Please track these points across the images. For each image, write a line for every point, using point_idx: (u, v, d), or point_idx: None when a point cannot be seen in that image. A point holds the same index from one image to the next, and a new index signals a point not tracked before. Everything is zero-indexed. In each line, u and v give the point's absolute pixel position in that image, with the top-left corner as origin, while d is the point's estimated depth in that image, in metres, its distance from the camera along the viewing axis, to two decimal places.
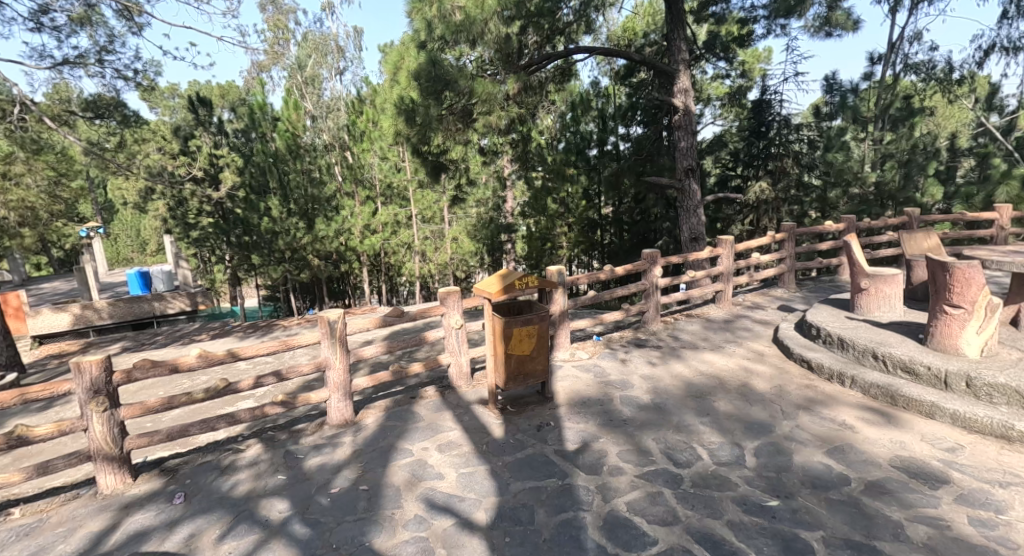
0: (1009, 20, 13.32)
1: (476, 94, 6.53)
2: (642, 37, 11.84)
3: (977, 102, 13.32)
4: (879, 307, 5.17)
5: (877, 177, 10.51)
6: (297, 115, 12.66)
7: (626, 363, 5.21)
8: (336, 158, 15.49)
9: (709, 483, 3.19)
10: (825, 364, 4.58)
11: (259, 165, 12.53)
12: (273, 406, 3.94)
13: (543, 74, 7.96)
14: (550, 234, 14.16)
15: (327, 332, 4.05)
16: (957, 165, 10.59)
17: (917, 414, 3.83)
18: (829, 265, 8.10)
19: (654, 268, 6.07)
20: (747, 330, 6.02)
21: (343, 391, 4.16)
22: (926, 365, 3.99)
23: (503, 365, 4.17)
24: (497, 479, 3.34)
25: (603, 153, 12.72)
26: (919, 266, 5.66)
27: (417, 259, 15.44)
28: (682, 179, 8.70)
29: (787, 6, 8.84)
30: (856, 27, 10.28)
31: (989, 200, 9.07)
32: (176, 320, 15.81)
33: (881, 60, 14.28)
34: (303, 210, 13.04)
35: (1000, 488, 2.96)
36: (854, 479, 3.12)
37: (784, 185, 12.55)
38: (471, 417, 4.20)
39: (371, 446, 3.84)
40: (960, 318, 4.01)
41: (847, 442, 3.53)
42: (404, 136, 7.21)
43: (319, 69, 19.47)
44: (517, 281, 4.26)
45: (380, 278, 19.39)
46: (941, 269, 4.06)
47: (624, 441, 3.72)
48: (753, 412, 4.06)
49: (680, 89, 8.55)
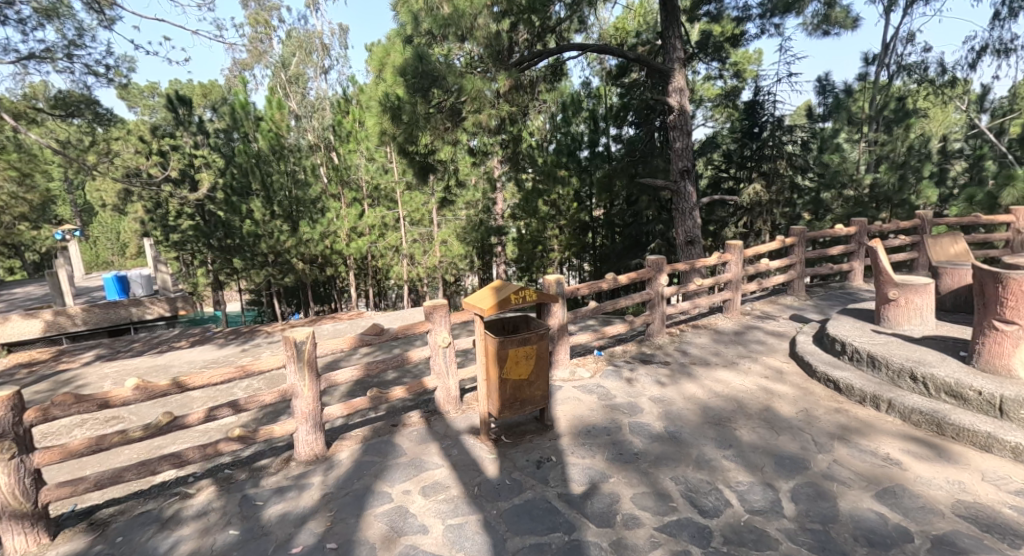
0: (1002, 21, 13.11)
1: (465, 92, 5.97)
2: (635, 37, 11.35)
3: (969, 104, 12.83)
4: (909, 319, 4.73)
5: (871, 179, 10.23)
6: (281, 115, 11.90)
7: (633, 383, 4.67)
8: (320, 158, 15.02)
9: (744, 538, 2.68)
10: (855, 385, 4.10)
11: (240, 166, 11.72)
12: (228, 443, 3.35)
13: (535, 72, 7.45)
14: (541, 236, 13.52)
15: (293, 354, 3.46)
16: (950, 167, 10.28)
17: (969, 446, 3.37)
18: (841, 270, 7.62)
19: (659, 276, 5.58)
20: (761, 343, 5.54)
21: (312, 422, 3.59)
22: (976, 389, 3.53)
23: (497, 392, 3.63)
24: (492, 533, 2.80)
25: (594, 154, 12.33)
26: (948, 274, 5.24)
27: (405, 262, 14.58)
28: (677, 181, 8.21)
29: (786, 3, 8.31)
30: (855, 24, 9.85)
31: (993, 200, 8.32)
32: (155, 325, 15.09)
33: (874, 61, 14.03)
34: (287, 212, 12.39)
35: None
36: (917, 533, 2.65)
37: (777, 187, 12.10)
38: (461, 450, 3.65)
39: (344, 488, 3.27)
40: (1014, 335, 3.57)
41: (898, 482, 3.06)
42: (388, 135, 6.44)
43: (304, 67, 18.78)
44: (513, 295, 3.71)
45: (367, 282, 18.77)
46: (992, 280, 3.60)
47: (638, 481, 3.20)
48: (782, 442, 3.57)
49: (676, 88, 8.01)
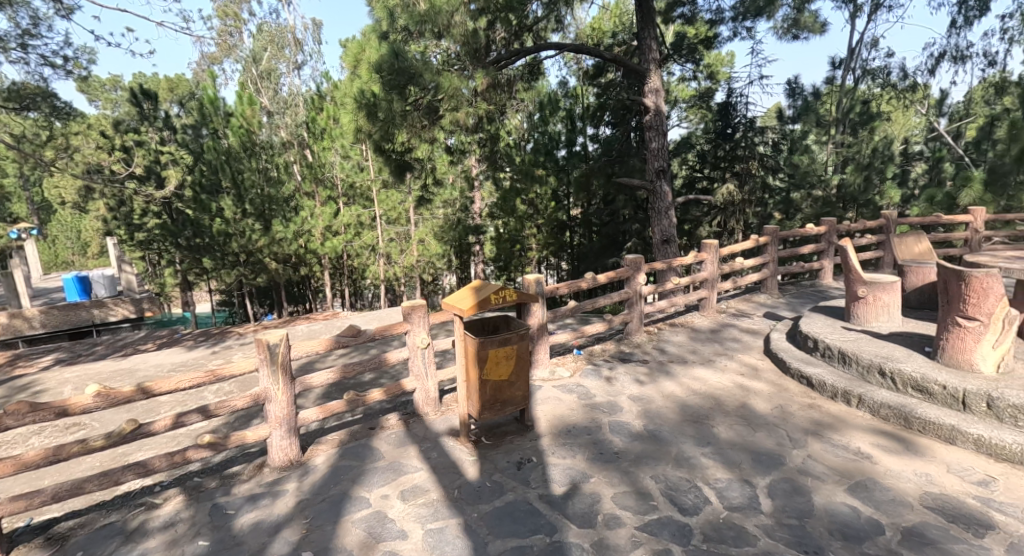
0: (958, 30, 13.64)
1: (442, 90, 5.90)
2: (611, 37, 11.37)
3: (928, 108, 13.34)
4: (877, 316, 4.85)
5: (839, 180, 10.49)
6: (253, 111, 11.62)
7: (612, 382, 4.68)
8: (293, 156, 14.72)
9: (723, 535, 2.70)
10: (827, 381, 4.18)
11: (209, 163, 11.36)
12: (197, 451, 3.23)
13: (512, 71, 7.39)
14: (519, 235, 13.55)
15: (265, 357, 3.34)
16: (911, 169, 10.84)
17: (935, 439, 3.47)
18: (812, 269, 7.79)
19: (637, 275, 5.61)
20: (736, 341, 5.62)
21: (287, 427, 3.49)
22: (941, 383, 3.64)
23: (477, 393, 3.60)
24: (473, 536, 2.77)
25: (571, 154, 12.40)
26: (913, 272, 5.39)
27: (381, 262, 14.37)
28: (654, 180, 8.27)
29: (757, 7, 8.44)
30: (823, 29, 10.05)
31: (951, 201, 8.69)
32: (119, 328, 14.60)
33: (841, 65, 14.42)
34: (259, 211, 12.09)
35: None
36: (888, 526, 2.71)
37: (750, 188, 12.33)
38: (440, 453, 3.60)
39: (321, 494, 3.19)
40: (976, 332, 3.68)
41: (869, 476, 3.13)
42: (363, 133, 6.32)
43: (277, 63, 18.00)
44: (493, 295, 3.67)
45: (342, 282, 18.48)
46: (955, 278, 3.71)
47: (618, 481, 3.21)
48: (758, 439, 3.62)
49: (652, 89, 8.08)
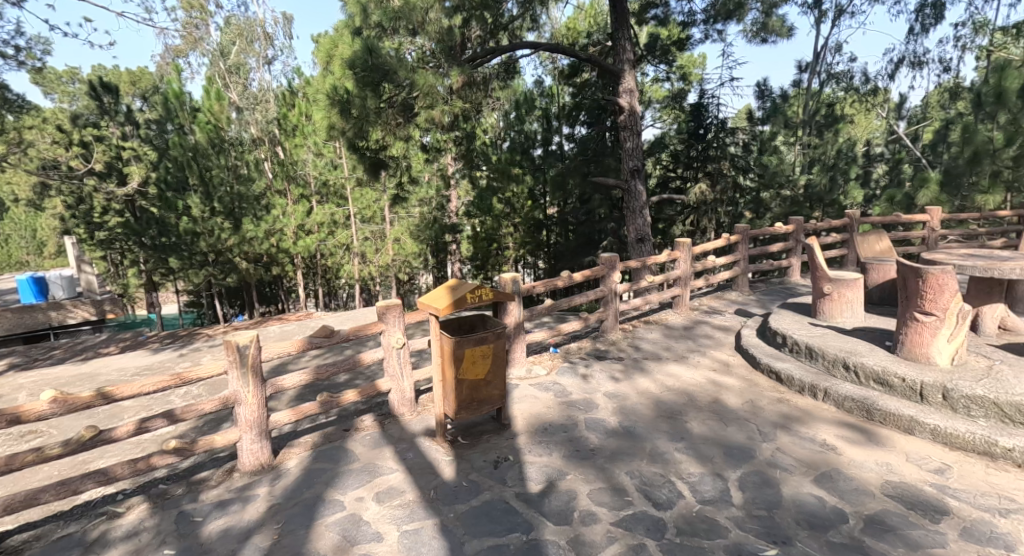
0: (916, 37, 14.15)
1: (416, 87, 5.84)
2: (586, 37, 11.43)
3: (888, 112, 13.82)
4: (841, 312, 5.00)
5: (806, 180, 10.80)
6: (220, 106, 11.42)
7: (588, 380, 4.72)
8: (264, 153, 14.44)
9: (696, 529, 2.75)
10: (795, 376, 4.29)
11: (175, 159, 11.06)
12: (162, 457, 3.13)
13: (488, 70, 7.36)
14: (496, 234, 13.78)
15: (235, 359, 3.26)
16: (873, 169, 11.26)
17: (895, 429, 3.59)
18: (781, 266, 7.98)
19: (612, 273, 5.66)
20: (708, 337, 5.72)
21: (257, 430, 3.42)
22: (902, 376, 3.76)
23: (453, 392, 3.58)
24: (449, 536, 2.75)
25: (547, 153, 12.41)
26: (875, 269, 5.57)
27: (356, 261, 14.20)
28: (628, 180, 8.36)
29: (728, 10, 8.60)
30: (790, 33, 10.26)
31: (910, 201, 9.01)
32: (79, 331, 14.10)
33: (807, 68, 14.80)
34: (228, 209, 11.83)
35: (1000, 517, 2.73)
36: (852, 514, 2.79)
37: (722, 187, 12.50)
38: (416, 453, 3.57)
39: (293, 498, 3.13)
40: (932, 326, 3.82)
41: (834, 467, 3.22)
42: (336, 130, 6.17)
43: (245, 57, 17.79)
44: (469, 294, 3.65)
45: (316, 281, 18.21)
46: (913, 275, 3.85)
47: (594, 477, 3.23)
48: (730, 433, 3.69)
49: (626, 89, 8.15)
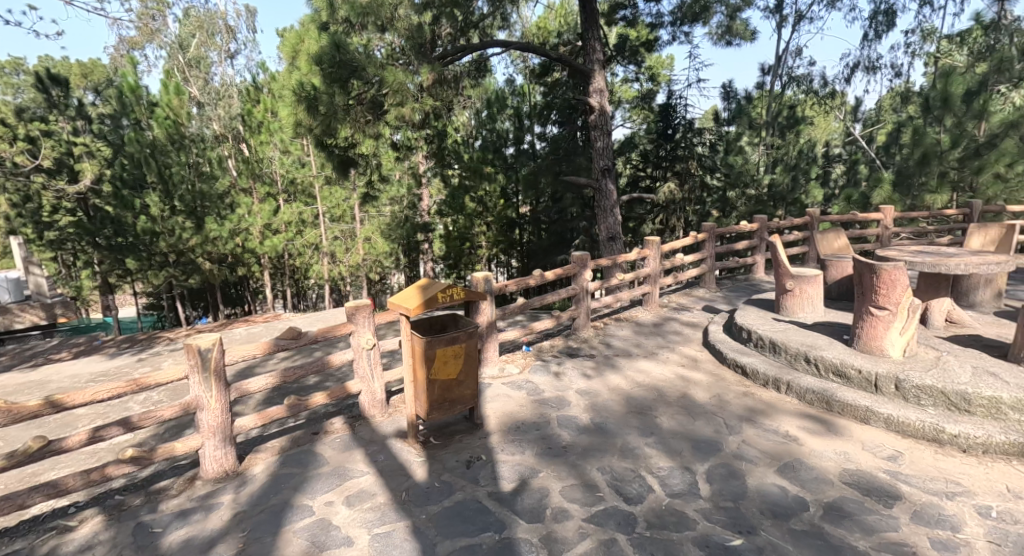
0: (870, 42, 14.72)
1: (385, 84, 5.77)
2: (557, 37, 11.47)
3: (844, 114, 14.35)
4: (802, 308, 5.16)
5: (770, 180, 11.13)
6: (179, 101, 10.93)
7: (560, 377, 4.75)
8: (228, 151, 14.06)
9: (665, 522, 2.80)
10: (759, 369, 4.41)
11: (132, 156, 10.61)
12: (118, 466, 3.01)
13: (458, 67, 7.30)
14: (468, 233, 13.73)
15: (197, 363, 3.16)
16: (831, 170, 11.63)
17: (853, 419, 3.73)
18: (746, 264, 8.18)
19: (584, 272, 5.71)
20: (677, 334, 5.83)
21: (221, 436, 3.32)
22: (858, 368, 3.90)
23: (424, 392, 3.55)
24: (420, 538, 2.73)
25: (520, 152, 12.38)
26: (835, 266, 5.76)
27: (325, 261, 13.97)
28: (599, 179, 8.44)
29: (694, 13, 8.76)
30: (754, 36, 10.50)
31: (865, 200, 9.34)
32: (29, 336, 13.46)
33: (769, 71, 15.21)
34: (190, 208, 11.45)
35: (948, 500, 2.86)
36: (812, 502, 2.88)
37: (689, 186, 12.80)
38: (388, 455, 3.53)
39: (259, 505, 3.06)
40: (885, 320, 3.97)
41: (796, 457, 3.32)
42: (303, 127, 6.02)
43: (206, 51, 17.40)
44: (440, 293, 3.62)
45: (284, 281, 17.83)
46: (868, 271, 4.00)
47: (566, 474, 3.25)
48: (698, 427, 3.76)
49: (596, 88, 8.21)
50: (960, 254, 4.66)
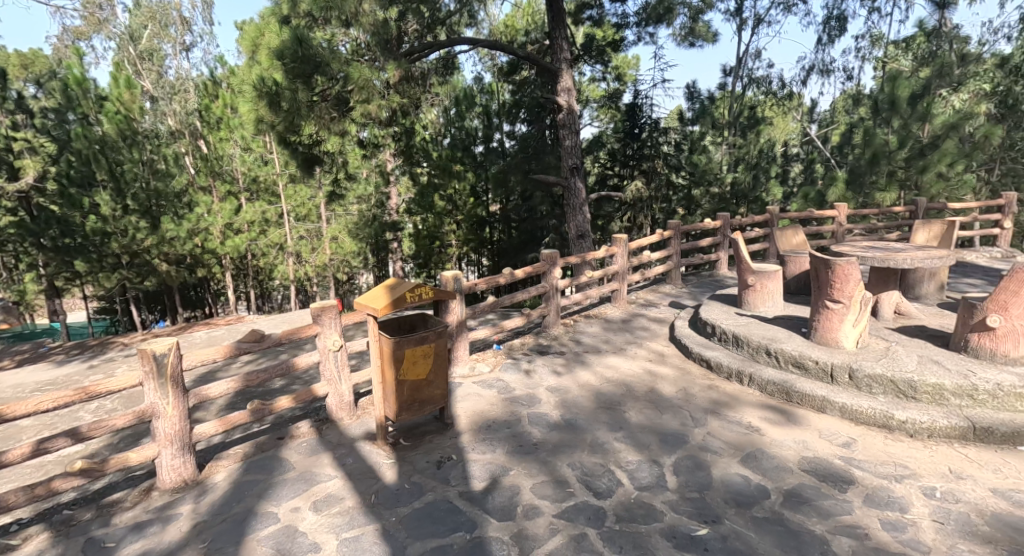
0: (825, 46, 15.26)
1: (351, 80, 5.67)
2: (524, 35, 11.48)
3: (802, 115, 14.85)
4: (764, 302, 5.31)
5: (732, 178, 11.42)
6: (131, 94, 10.53)
7: (531, 375, 4.77)
8: (185, 147, 13.59)
9: (634, 514, 2.84)
10: (723, 363, 4.53)
11: (79, 152, 10.10)
12: (67, 479, 2.88)
13: (426, 65, 7.25)
14: (438, 232, 13.34)
15: (152, 370, 3.04)
16: (790, 169, 12.01)
17: (810, 409, 3.87)
18: (711, 260, 8.38)
19: (553, 270, 5.75)
20: (645, 329, 5.93)
21: (178, 445, 3.21)
22: (816, 360, 4.05)
23: (393, 393, 3.52)
24: (390, 540, 2.70)
25: (489, 150, 12.44)
26: (794, 262, 5.95)
27: (290, 261, 13.68)
28: (568, 177, 8.49)
29: (658, 14, 8.90)
30: (715, 37, 10.73)
31: (822, 199, 9.54)
32: None
33: (731, 72, 15.60)
34: (144, 207, 10.98)
35: (897, 483, 3.00)
36: (773, 490, 2.98)
37: (656, 185, 12.91)
38: (356, 458, 3.48)
39: (222, 514, 2.97)
40: (840, 313, 4.13)
41: (758, 447, 3.43)
42: (265, 123, 5.87)
43: (159, 43, 16.46)
44: (408, 293, 3.59)
45: (247, 283, 17.34)
46: (824, 266, 4.15)
47: (537, 471, 3.27)
48: (665, 421, 3.84)
49: (564, 87, 8.25)
50: (907, 250, 4.87)
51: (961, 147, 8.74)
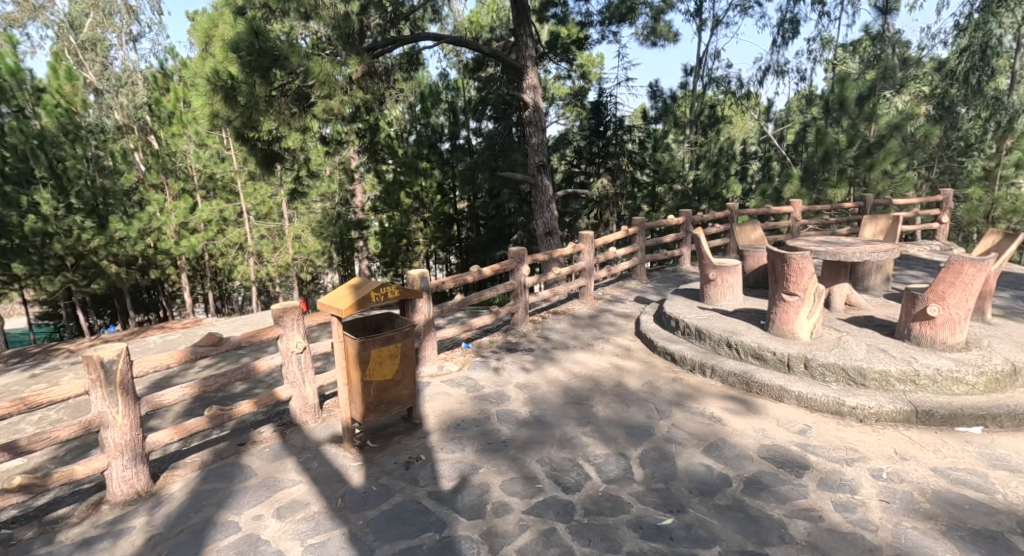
0: (779, 48, 15.77)
1: (311, 75, 5.51)
2: (489, 32, 11.48)
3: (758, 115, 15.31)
4: (725, 296, 5.47)
5: (694, 176, 11.69)
6: (72, 86, 10.07)
7: (499, 372, 4.78)
8: (134, 143, 13.03)
9: (602, 507, 2.89)
10: (686, 355, 4.64)
11: (15, 148, 9.56)
12: (7, 495, 2.73)
13: (390, 60, 7.17)
14: (405, 230, 13.21)
15: (99, 378, 2.91)
16: (749, 166, 12.37)
17: (768, 398, 4.00)
18: (674, 256, 8.56)
19: (521, 267, 5.77)
20: (612, 325, 6.01)
21: (130, 455, 3.09)
22: (773, 351, 4.19)
23: (359, 394, 3.47)
24: (357, 544, 2.67)
25: (456, 147, 12.38)
26: (753, 256, 6.15)
27: (251, 261, 13.32)
28: (535, 175, 8.53)
29: (621, 14, 9.04)
30: (676, 37, 10.93)
31: (778, 195, 9.84)
32: None
33: (692, 72, 15.96)
34: (90, 206, 10.51)
35: (848, 466, 3.13)
36: (735, 478, 3.07)
37: (621, 182, 13.06)
38: (322, 462, 3.42)
39: (179, 525, 2.87)
40: (795, 305, 4.29)
41: (720, 437, 3.53)
42: (220, 118, 5.67)
43: (103, 32, 15.73)
44: (373, 292, 3.54)
45: (205, 285, 16.77)
46: (780, 260, 4.29)
47: (507, 468, 3.28)
48: (631, 414, 3.90)
49: (529, 85, 8.28)
50: (857, 244, 5.10)
51: (904, 146, 9.20)
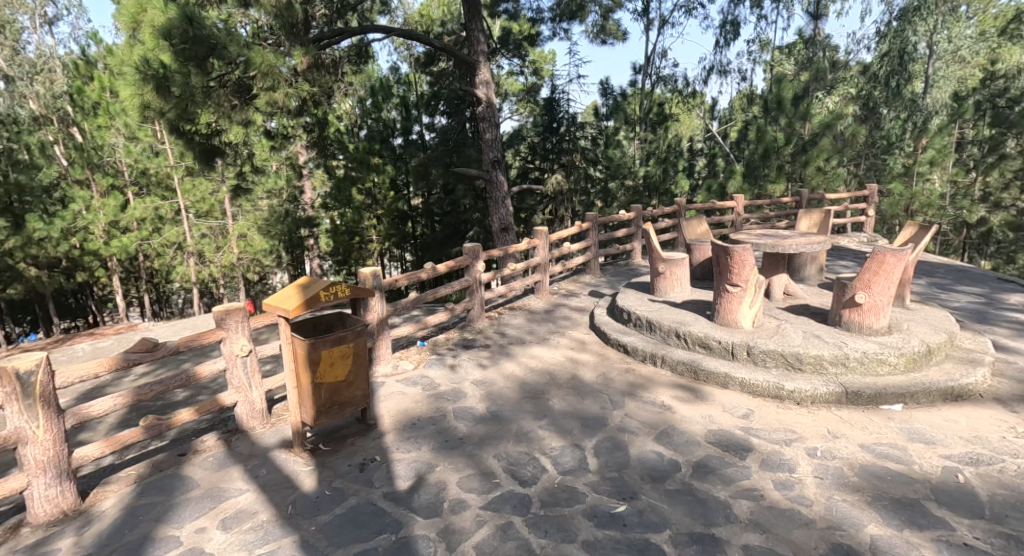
0: (722, 48, 16.32)
1: (253, 65, 5.28)
2: (440, 26, 11.38)
3: (704, 113, 15.81)
4: (673, 288, 5.64)
5: (644, 172, 11.97)
6: None
7: (455, 370, 4.76)
8: (55, 136, 12.13)
9: (558, 498, 2.93)
10: (638, 347, 4.77)
11: None
12: None
13: (337, 52, 6.98)
14: (357, 227, 12.88)
15: (15, 391, 2.71)
16: (695, 163, 12.78)
17: (714, 385, 4.17)
18: (626, 250, 8.74)
19: (476, 263, 5.75)
20: (567, 319, 6.09)
21: (54, 472, 2.90)
22: (719, 340, 4.36)
23: (310, 396, 3.38)
24: (308, 550, 2.61)
25: (408, 142, 12.21)
26: (700, 249, 6.36)
27: (191, 262, 12.69)
28: (489, 171, 8.52)
29: (570, 11, 9.14)
30: (625, 35, 11.12)
31: (723, 190, 10.29)
32: None
33: (641, 70, 16.30)
34: (3, 204, 9.87)
35: (786, 447, 3.31)
36: (684, 463, 3.19)
37: (575, 178, 13.34)
38: (270, 469, 3.31)
39: (114, 543, 2.72)
40: (738, 295, 4.48)
41: (670, 424, 3.65)
42: (152, 109, 5.37)
43: (13, 14, 14.66)
44: (322, 292, 3.45)
45: (140, 287, 15.84)
46: (724, 253, 4.46)
47: (463, 465, 3.28)
48: (586, 406, 3.98)
49: (482, 80, 8.25)
50: (794, 237, 5.37)
51: (835, 144, 9.74)
